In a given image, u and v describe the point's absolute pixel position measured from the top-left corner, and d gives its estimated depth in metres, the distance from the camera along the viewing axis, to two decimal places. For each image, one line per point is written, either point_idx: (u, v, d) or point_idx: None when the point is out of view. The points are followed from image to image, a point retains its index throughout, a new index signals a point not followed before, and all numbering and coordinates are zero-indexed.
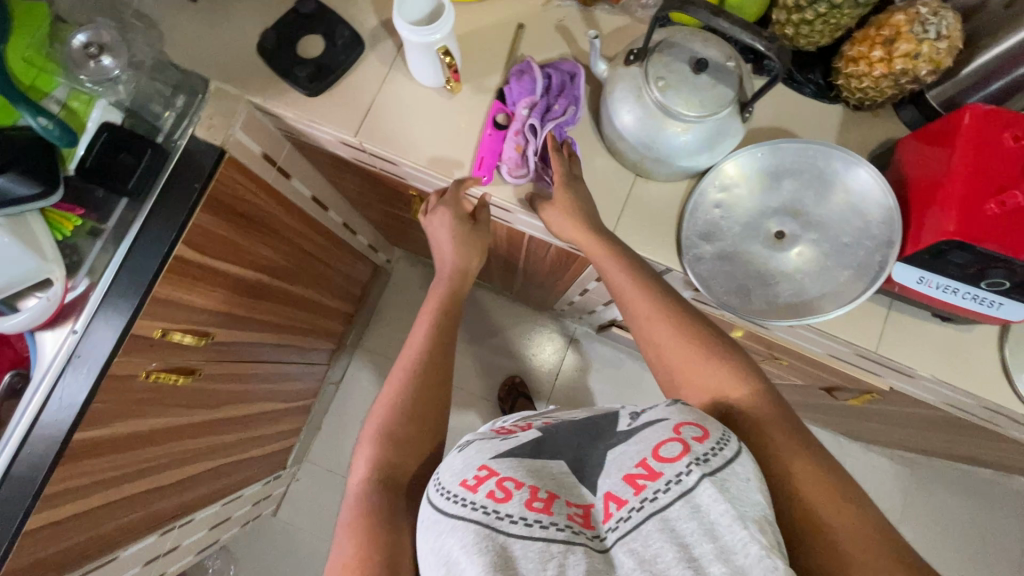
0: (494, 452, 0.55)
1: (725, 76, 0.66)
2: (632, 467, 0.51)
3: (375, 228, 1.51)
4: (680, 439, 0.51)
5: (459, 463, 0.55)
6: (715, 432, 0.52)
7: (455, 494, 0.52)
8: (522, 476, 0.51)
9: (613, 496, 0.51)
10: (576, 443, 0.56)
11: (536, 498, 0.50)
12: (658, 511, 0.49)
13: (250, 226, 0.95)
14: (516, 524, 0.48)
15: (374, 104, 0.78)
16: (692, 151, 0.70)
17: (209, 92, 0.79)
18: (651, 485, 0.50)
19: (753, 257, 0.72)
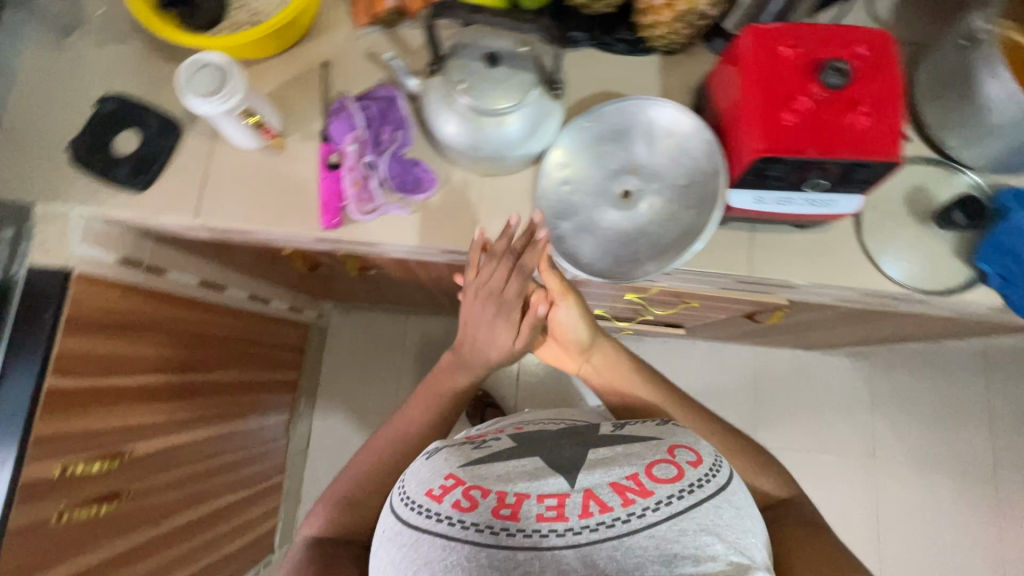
0: (465, 462, 0.66)
1: (521, 63, 0.67)
2: (624, 479, 0.60)
3: (290, 290, 1.48)
4: (674, 463, 0.62)
5: (426, 471, 0.66)
6: (707, 460, 0.63)
7: (424, 506, 0.61)
8: (488, 484, 0.61)
9: (596, 498, 0.59)
10: (561, 447, 0.67)
11: (505, 505, 0.59)
12: (643, 526, 0.57)
13: (134, 333, 0.92)
14: (478, 530, 0.57)
15: (206, 182, 0.77)
16: (519, 141, 0.71)
17: (35, 216, 0.76)
18: (642, 501, 0.58)
19: (608, 222, 0.75)
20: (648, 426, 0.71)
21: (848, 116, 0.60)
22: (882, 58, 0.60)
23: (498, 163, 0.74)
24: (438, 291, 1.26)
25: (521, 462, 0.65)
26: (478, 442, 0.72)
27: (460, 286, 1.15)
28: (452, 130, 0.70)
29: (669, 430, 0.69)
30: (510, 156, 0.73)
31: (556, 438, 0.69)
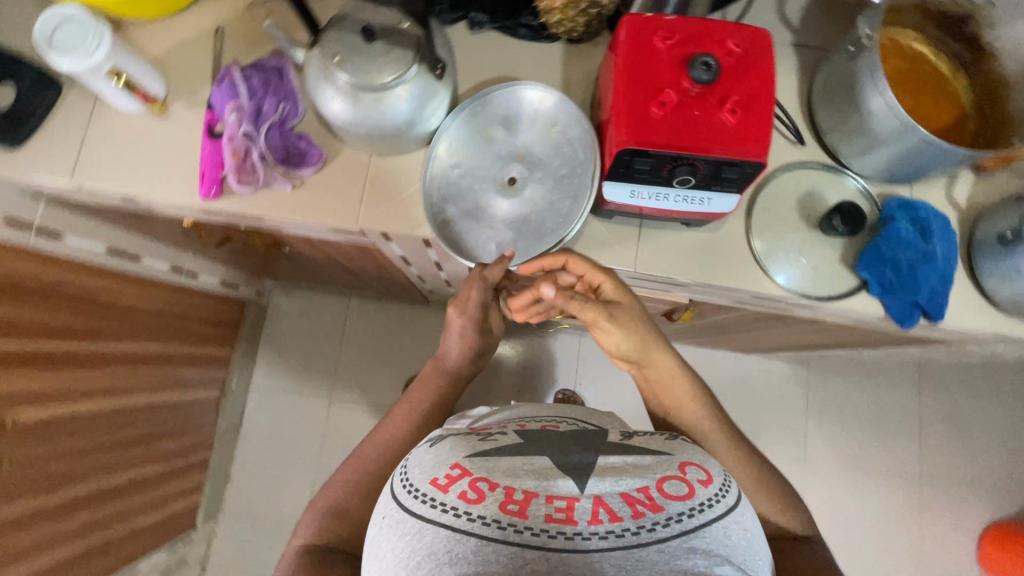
0: (471, 451, 0.58)
1: (399, 39, 0.66)
2: (633, 491, 0.52)
3: (222, 265, 1.46)
4: (685, 479, 0.54)
5: (429, 459, 0.58)
6: (717, 477, 0.55)
7: (427, 494, 0.53)
8: (499, 479, 0.53)
9: (604, 505, 0.50)
10: (577, 450, 0.58)
11: (513, 499, 0.51)
12: (653, 542, 0.48)
13: (22, 296, 0.89)
14: (485, 524, 0.49)
15: (86, 142, 0.75)
16: (400, 120, 0.69)
17: None
18: (650, 516, 0.50)
19: (493, 208, 0.74)
20: (659, 437, 0.62)
21: (715, 114, 0.60)
22: (755, 60, 0.62)
23: (383, 142, 0.72)
24: (363, 273, 1.24)
25: (531, 461, 0.56)
26: (481, 431, 0.65)
27: (379, 269, 1.13)
28: (329, 105, 0.68)
29: (679, 445, 0.61)
30: (393, 136, 0.71)
31: (569, 437, 0.62)
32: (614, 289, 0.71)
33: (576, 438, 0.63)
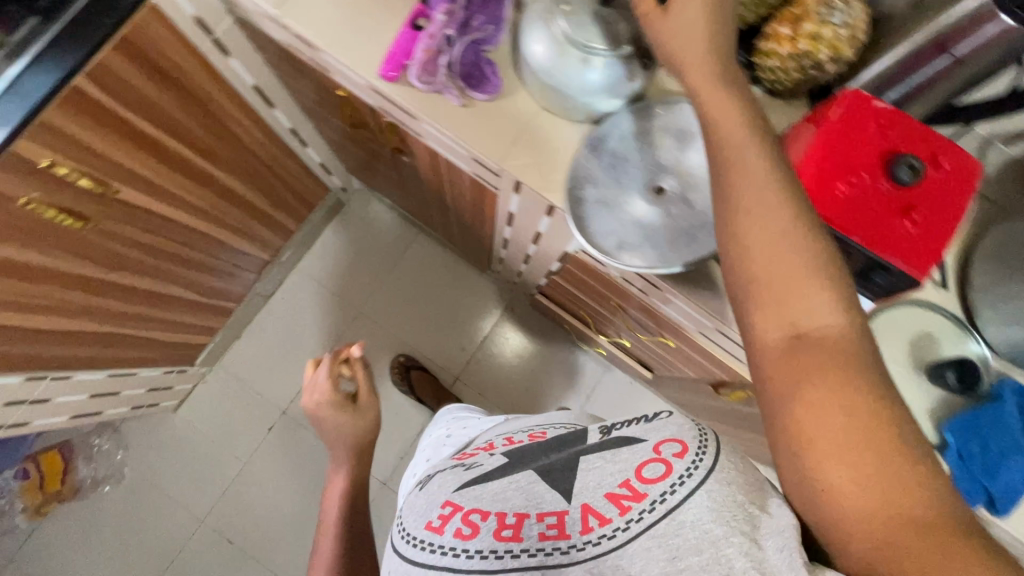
0: (461, 484, 0.61)
1: (628, 17, 0.68)
2: (614, 486, 0.52)
3: (329, 149, 1.51)
4: (661, 460, 0.51)
5: (422, 502, 0.62)
6: (693, 443, 0.52)
7: (424, 536, 0.56)
8: (487, 507, 0.56)
9: (591, 510, 0.52)
10: (552, 462, 0.58)
11: (506, 525, 0.54)
12: (641, 533, 0.48)
13: (177, 90, 0.95)
14: (484, 557, 0.52)
15: None
16: (589, 90, 0.70)
17: None
18: (637, 506, 0.50)
19: (632, 207, 0.73)
20: (639, 423, 0.58)
21: (897, 216, 0.58)
22: (965, 184, 0.59)
23: (559, 104, 0.74)
24: (454, 215, 1.27)
25: (511, 481, 0.58)
26: (467, 460, 0.68)
27: (475, 218, 1.16)
28: (535, 48, 0.69)
29: (658, 421, 0.57)
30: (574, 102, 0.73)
31: (544, 449, 0.62)
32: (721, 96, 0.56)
33: (558, 442, 0.63)
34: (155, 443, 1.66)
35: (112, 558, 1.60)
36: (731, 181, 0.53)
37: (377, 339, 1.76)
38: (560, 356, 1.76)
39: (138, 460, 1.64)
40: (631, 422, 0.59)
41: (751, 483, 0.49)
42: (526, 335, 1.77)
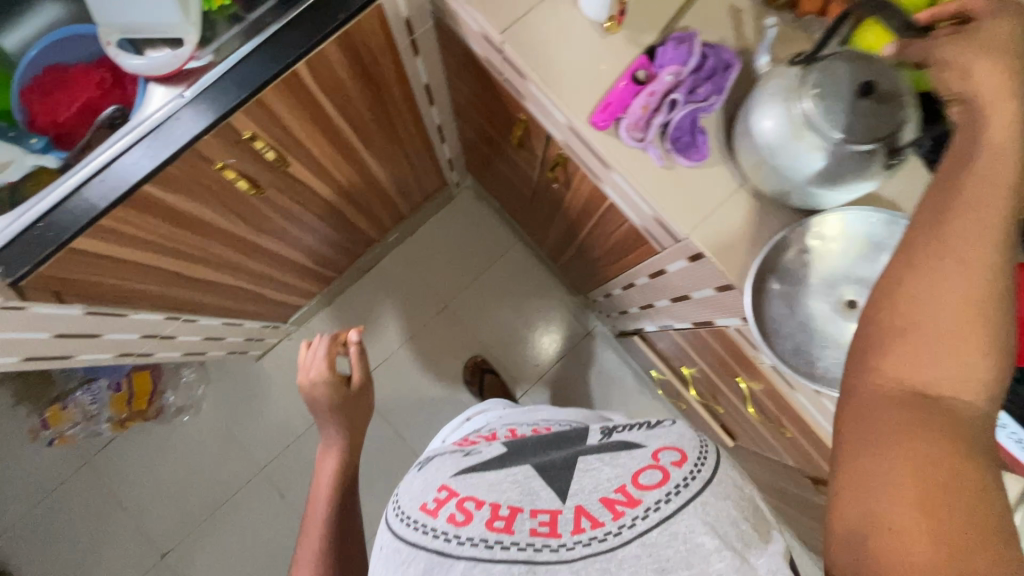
0: (458, 470, 0.63)
1: (887, 110, 0.61)
2: (610, 490, 0.52)
3: (461, 146, 1.53)
4: (658, 467, 0.53)
5: (421, 486, 0.64)
6: (692, 455, 0.54)
7: (422, 523, 0.56)
8: (483, 497, 0.56)
9: (585, 513, 0.51)
10: (551, 458, 0.59)
11: (500, 517, 0.53)
12: (634, 538, 0.48)
13: (367, 81, 0.97)
14: (475, 544, 0.51)
15: (533, 11, 0.78)
16: (817, 177, 0.66)
17: None
18: (630, 512, 0.50)
19: (816, 313, 0.72)
20: (637, 431, 0.61)
21: None
22: None
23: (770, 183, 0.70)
24: (579, 245, 1.27)
25: (506, 473, 0.58)
26: (472, 449, 0.71)
27: (607, 256, 1.15)
28: (765, 128, 0.67)
29: (659, 430, 0.59)
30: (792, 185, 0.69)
31: (544, 443, 0.65)
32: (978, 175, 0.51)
33: (558, 441, 0.65)
34: (233, 386, 1.73)
35: (176, 484, 1.69)
36: (948, 221, 0.47)
37: (457, 336, 1.78)
38: (631, 395, 1.74)
39: (215, 398, 1.72)
40: (631, 427, 0.63)
41: (745, 510, 0.50)
42: (602, 366, 1.76)
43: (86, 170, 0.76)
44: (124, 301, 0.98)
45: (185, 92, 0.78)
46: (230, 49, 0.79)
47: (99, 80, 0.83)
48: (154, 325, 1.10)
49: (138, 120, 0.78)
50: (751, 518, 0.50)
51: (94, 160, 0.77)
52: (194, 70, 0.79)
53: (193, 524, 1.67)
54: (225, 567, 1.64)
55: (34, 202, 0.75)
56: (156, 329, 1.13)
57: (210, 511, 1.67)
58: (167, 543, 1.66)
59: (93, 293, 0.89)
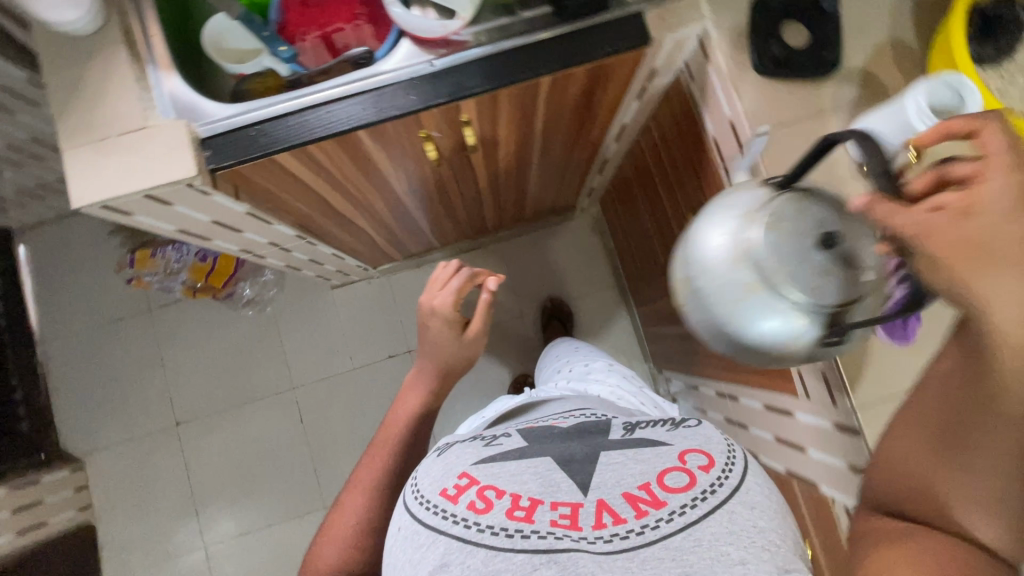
0: (480, 457, 0.60)
1: (835, 272, 0.52)
2: (634, 487, 0.54)
3: (611, 179, 1.50)
4: (685, 470, 0.55)
5: (439, 468, 0.61)
6: (720, 461, 0.56)
7: (440, 505, 0.55)
8: (503, 485, 0.56)
9: (607, 508, 0.53)
10: (569, 448, 0.61)
11: (519, 507, 0.53)
12: (657, 539, 0.50)
13: (582, 107, 0.95)
14: (495, 532, 0.51)
15: (796, 124, 0.75)
16: (756, 336, 0.57)
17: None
18: (654, 512, 0.52)
19: None
20: (661, 431, 0.63)
21: None
22: None
23: (700, 318, 0.61)
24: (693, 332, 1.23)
25: (526, 464, 0.58)
26: (490, 437, 0.67)
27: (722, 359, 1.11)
28: (706, 249, 0.58)
29: (682, 431, 0.61)
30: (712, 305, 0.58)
31: (566, 435, 0.64)
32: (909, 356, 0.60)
33: (584, 434, 0.65)
34: (299, 302, 1.75)
35: (214, 365, 1.73)
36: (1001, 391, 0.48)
37: (520, 349, 1.76)
38: None
39: (279, 305, 1.75)
40: (654, 425, 0.65)
41: (774, 522, 0.52)
42: None
43: (319, 93, 0.77)
44: (276, 213, 0.99)
45: (435, 62, 0.78)
46: (491, 38, 0.78)
47: (353, 15, 0.85)
48: (283, 237, 1.12)
49: (378, 67, 0.79)
50: (783, 534, 0.51)
51: (323, 88, 0.77)
52: (453, 44, 0.79)
53: (216, 408, 1.72)
54: (227, 459, 1.70)
55: (261, 102, 0.77)
56: (282, 240, 1.14)
57: (234, 404, 1.72)
58: (185, 413, 1.72)
59: (261, 201, 0.90)
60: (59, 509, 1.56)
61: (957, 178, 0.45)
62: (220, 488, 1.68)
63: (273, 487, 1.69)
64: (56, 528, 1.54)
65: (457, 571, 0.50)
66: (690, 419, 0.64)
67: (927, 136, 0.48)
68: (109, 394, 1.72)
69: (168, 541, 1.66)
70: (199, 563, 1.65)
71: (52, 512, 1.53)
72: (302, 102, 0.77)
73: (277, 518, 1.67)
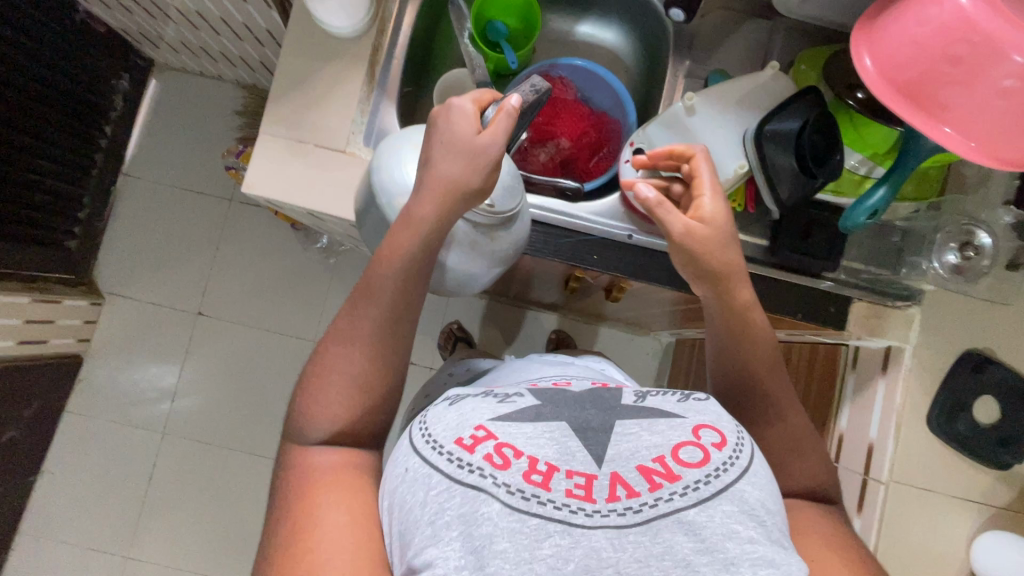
0: (496, 414, 0.48)
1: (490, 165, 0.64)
2: (649, 461, 0.45)
3: None
4: (699, 444, 0.46)
5: (450, 415, 0.48)
6: (733, 440, 0.47)
7: (452, 454, 0.45)
8: (523, 440, 0.46)
9: (621, 482, 0.44)
10: (585, 412, 0.50)
11: (536, 471, 0.44)
12: (671, 514, 0.42)
13: None
14: (511, 494, 0.42)
15: (933, 494, 0.71)
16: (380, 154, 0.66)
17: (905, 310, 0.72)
18: (668, 486, 0.44)
19: None
20: (668, 396, 0.52)
21: None
22: None
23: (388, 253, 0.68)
24: None
25: (542, 427, 0.48)
26: (499, 391, 0.53)
27: None
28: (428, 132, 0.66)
29: (692, 400, 0.51)
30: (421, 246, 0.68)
31: (581, 401, 0.51)
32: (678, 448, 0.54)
33: (595, 399, 0.52)
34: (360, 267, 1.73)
35: (255, 278, 1.73)
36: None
37: None
38: None
39: (341, 259, 1.73)
40: (664, 393, 0.52)
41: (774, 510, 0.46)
42: None
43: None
44: None
45: (632, 238, 0.73)
46: None
47: (582, 131, 0.83)
48: None
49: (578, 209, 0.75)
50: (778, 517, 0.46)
51: None
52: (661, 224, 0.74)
53: (243, 319, 1.72)
54: (222, 367, 1.70)
55: None
56: None
57: (260, 325, 1.72)
58: (209, 305, 1.71)
59: None
60: (64, 333, 1.57)
61: (675, 226, 0.60)
62: (201, 389, 1.69)
63: (249, 420, 1.68)
64: (52, 348, 1.55)
65: (477, 524, 0.41)
66: (698, 390, 0.53)
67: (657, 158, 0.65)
68: (159, 251, 1.72)
69: (138, 409, 1.67)
70: (152, 445, 1.66)
71: (56, 333, 1.54)
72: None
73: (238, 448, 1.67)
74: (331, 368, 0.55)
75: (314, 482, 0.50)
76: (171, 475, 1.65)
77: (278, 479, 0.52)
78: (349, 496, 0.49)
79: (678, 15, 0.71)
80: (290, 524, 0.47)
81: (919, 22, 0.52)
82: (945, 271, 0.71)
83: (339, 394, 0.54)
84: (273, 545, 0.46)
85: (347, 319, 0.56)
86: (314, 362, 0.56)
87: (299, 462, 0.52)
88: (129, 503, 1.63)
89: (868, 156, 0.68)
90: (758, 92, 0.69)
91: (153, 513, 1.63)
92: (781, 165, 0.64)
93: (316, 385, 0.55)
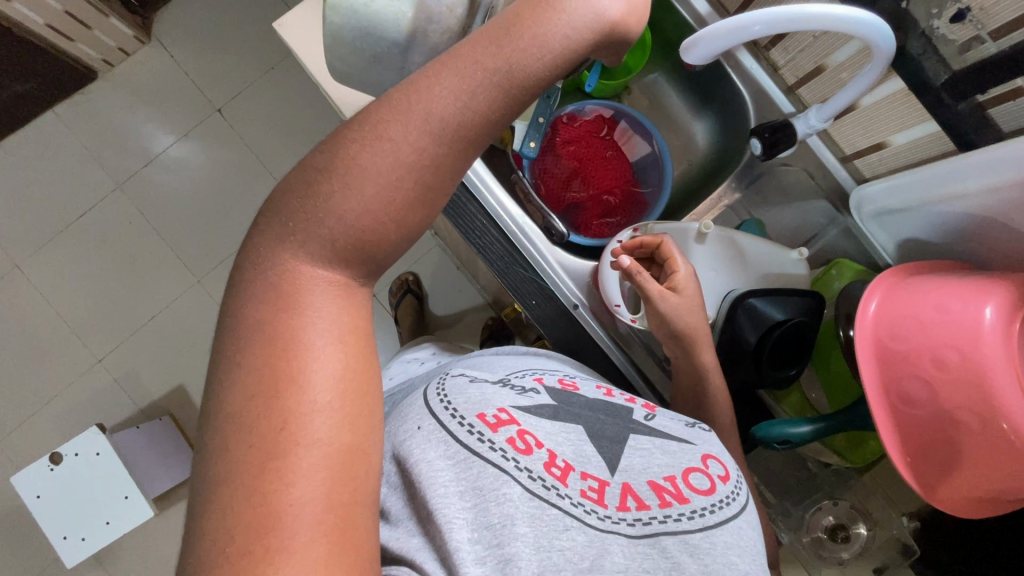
0: (517, 403, 0.44)
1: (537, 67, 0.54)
2: (660, 478, 0.43)
3: None
4: (706, 473, 0.44)
5: (472, 389, 0.44)
6: (736, 483, 0.45)
7: (472, 426, 0.40)
8: (544, 435, 0.42)
9: (632, 493, 0.41)
10: (599, 422, 0.46)
11: (555, 465, 0.41)
12: (678, 533, 0.40)
13: None
14: (532, 480, 0.39)
15: None
16: None
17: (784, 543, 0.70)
18: (676, 506, 0.41)
19: None
20: (675, 422, 0.50)
21: None
22: None
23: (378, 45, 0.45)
24: None
25: (560, 426, 0.44)
26: (515, 383, 0.48)
27: None
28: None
29: (698, 429, 0.50)
30: (372, 56, 0.48)
31: (594, 409, 0.48)
32: (655, 465, 0.44)
33: (605, 410, 0.48)
34: None
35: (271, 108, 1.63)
36: None
37: None
38: None
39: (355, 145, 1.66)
40: (671, 418, 0.51)
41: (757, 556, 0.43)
42: None
43: (484, 193, 0.68)
44: None
45: (576, 310, 0.70)
46: (627, 354, 0.70)
47: (610, 187, 0.80)
48: None
49: (550, 255, 0.71)
50: None
51: (505, 212, 0.69)
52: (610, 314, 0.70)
53: (246, 139, 1.37)
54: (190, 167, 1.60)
55: None
56: None
57: (259, 157, 1.38)
58: (236, 106, 1.37)
59: None
60: (92, 45, 1.25)
61: (653, 290, 0.58)
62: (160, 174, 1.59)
63: (187, 239, 1.36)
64: (70, 52, 1.23)
65: (494, 503, 0.37)
66: (701, 422, 0.52)
67: (628, 247, 0.64)
68: (205, 16, 1.37)
69: (84, 168, 1.35)
70: (70, 210, 1.35)
71: (86, 40, 1.22)
72: (467, 183, 0.69)
73: (164, 266, 1.35)
74: (338, 165, 0.33)
75: (320, 345, 0.32)
76: (74, 250, 1.34)
77: (246, 323, 0.32)
78: (355, 372, 0.32)
79: (756, 146, 0.68)
80: (268, 399, 0.30)
81: (939, 309, 0.48)
82: (808, 538, 0.69)
83: (332, 220, 0.32)
84: (243, 434, 0.30)
85: (430, 95, 0.33)
86: (342, 148, 0.33)
87: (295, 300, 0.33)
88: (12, 252, 1.34)
89: (825, 392, 0.66)
90: (769, 265, 0.67)
91: (36, 279, 1.34)
92: (736, 339, 0.63)
93: (329, 182, 0.32)
